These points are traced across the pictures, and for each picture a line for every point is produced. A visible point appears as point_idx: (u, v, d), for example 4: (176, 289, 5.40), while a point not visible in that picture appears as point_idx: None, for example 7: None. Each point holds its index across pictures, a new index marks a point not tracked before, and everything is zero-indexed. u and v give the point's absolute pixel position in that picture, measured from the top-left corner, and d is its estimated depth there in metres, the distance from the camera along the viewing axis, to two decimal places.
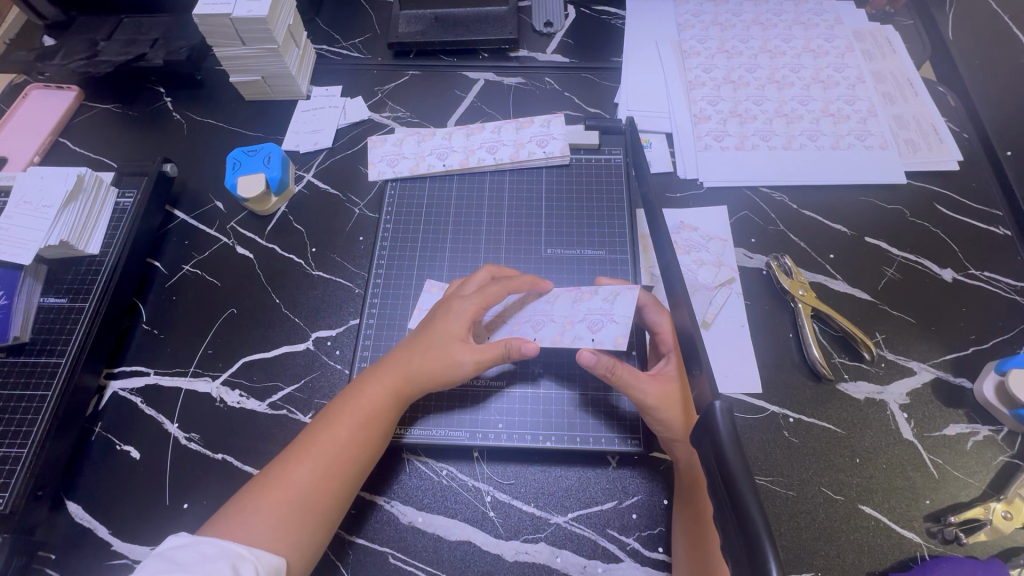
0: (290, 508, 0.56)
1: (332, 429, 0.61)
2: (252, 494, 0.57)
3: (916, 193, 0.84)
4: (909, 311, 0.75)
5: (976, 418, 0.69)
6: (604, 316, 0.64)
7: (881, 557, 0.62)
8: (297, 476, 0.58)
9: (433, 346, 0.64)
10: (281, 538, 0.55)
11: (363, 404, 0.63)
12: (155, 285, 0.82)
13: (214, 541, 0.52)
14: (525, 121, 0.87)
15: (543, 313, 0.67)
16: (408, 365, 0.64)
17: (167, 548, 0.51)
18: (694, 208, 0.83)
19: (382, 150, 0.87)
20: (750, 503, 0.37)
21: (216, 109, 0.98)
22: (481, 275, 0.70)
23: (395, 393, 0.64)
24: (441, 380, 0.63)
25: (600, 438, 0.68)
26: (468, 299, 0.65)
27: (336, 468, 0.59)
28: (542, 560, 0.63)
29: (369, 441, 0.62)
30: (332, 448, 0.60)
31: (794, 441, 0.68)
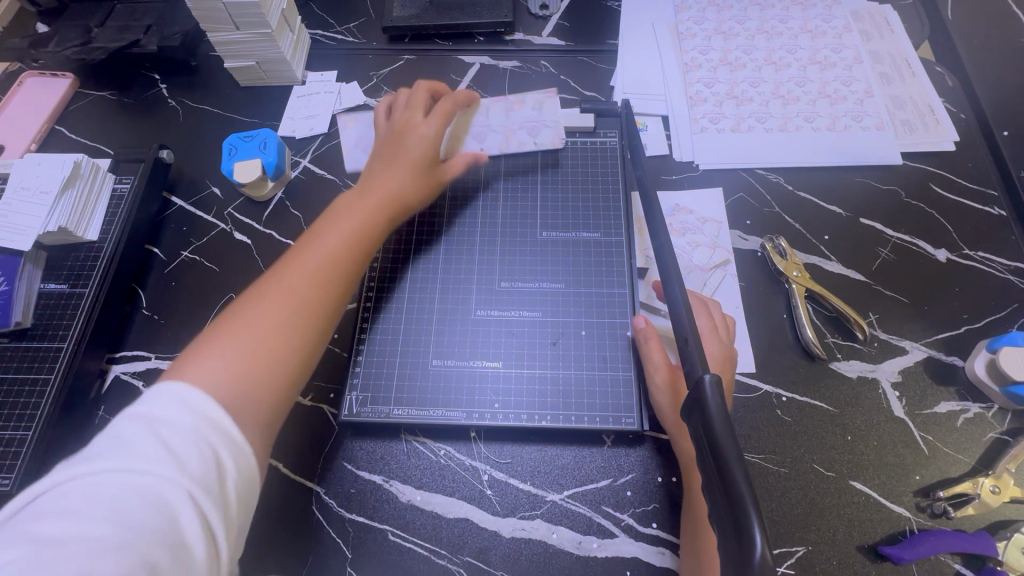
0: (282, 312, 0.56)
1: (318, 244, 0.63)
2: (237, 310, 0.56)
3: (912, 174, 0.84)
4: (903, 291, 0.76)
5: (967, 396, 0.69)
6: (537, 122, 0.83)
7: (871, 532, 0.63)
8: (295, 289, 0.58)
9: (417, 162, 0.72)
10: (285, 331, 0.56)
11: (349, 223, 0.65)
12: (155, 271, 0.83)
13: (206, 430, 0.46)
14: (514, 101, 0.84)
15: (481, 126, 0.82)
16: (394, 187, 0.70)
17: (157, 417, 0.45)
18: (690, 191, 0.83)
19: (354, 132, 0.86)
20: (737, 477, 0.38)
21: (211, 95, 0.98)
22: (420, 93, 0.76)
23: (381, 207, 0.68)
24: (426, 191, 0.73)
25: (595, 418, 0.67)
26: (432, 118, 0.73)
27: (326, 279, 0.60)
28: (538, 535, 0.64)
29: (354, 264, 0.64)
30: (321, 259, 0.61)
31: (787, 420, 0.69)
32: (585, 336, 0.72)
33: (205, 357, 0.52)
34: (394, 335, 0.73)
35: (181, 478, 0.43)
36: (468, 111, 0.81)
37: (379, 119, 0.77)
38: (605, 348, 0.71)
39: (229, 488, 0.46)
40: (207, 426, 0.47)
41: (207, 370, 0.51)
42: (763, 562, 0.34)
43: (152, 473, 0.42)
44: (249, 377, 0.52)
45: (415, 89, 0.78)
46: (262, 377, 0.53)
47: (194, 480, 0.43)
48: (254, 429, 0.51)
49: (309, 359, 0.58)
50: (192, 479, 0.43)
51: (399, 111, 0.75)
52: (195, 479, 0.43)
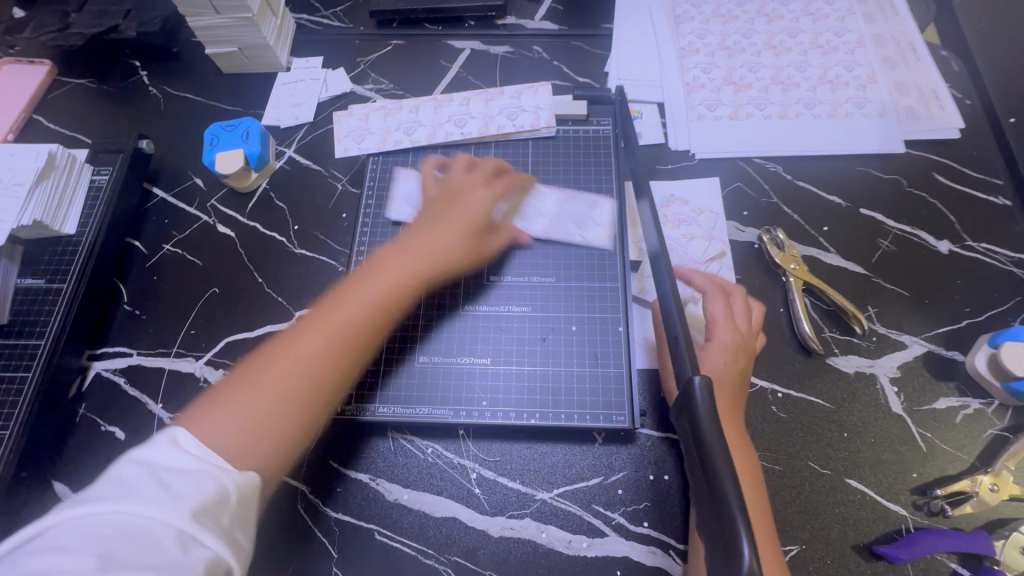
0: (281, 379, 0.54)
1: (346, 300, 0.61)
2: (257, 364, 0.56)
3: (915, 163, 0.81)
4: (903, 284, 0.74)
5: (966, 391, 0.68)
6: (515, 107, 0.82)
7: (866, 530, 0.62)
8: (304, 348, 0.56)
9: (465, 224, 0.69)
10: (288, 411, 0.54)
11: (378, 287, 0.62)
12: (136, 265, 0.81)
13: (211, 466, 0.45)
14: (495, 92, 0.83)
15: (462, 113, 0.82)
16: (432, 251, 0.66)
17: (155, 459, 0.43)
18: (685, 181, 0.81)
19: (347, 125, 0.85)
20: (726, 483, 0.37)
21: (193, 83, 0.95)
22: (486, 165, 0.75)
23: (412, 267, 0.65)
24: (467, 258, 0.69)
25: (585, 416, 0.66)
26: (493, 187, 0.73)
27: (344, 339, 0.58)
28: (527, 535, 0.63)
29: (373, 336, 0.60)
30: (346, 316, 0.59)
31: (782, 416, 0.67)
32: (576, 331, 0.70)
33: (215, 412, 0.51)
34: None
35: (185, 510, 0.41)
36: (526, 194, 0.77)
37: (430, 181, 0.77)
38: (597, 343, 0.69)
39: (235, 518, 0.44)
40: (211, 462, 0.45)
41: (213, 426, 0.50)
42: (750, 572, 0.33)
43: (154, 508, 0.40)
44: (252, 439, 0.51)
45: (477, 161, 0.77)
46: (265, 438, 0.52)
47: (198, 510, 0.41)
48: (246, 493, 0.50)
49: (315, 420, 0.56)
50: (197, 511, 0.41)
51: (456, 174, 0.74)
52: (199, 509, 0.41)
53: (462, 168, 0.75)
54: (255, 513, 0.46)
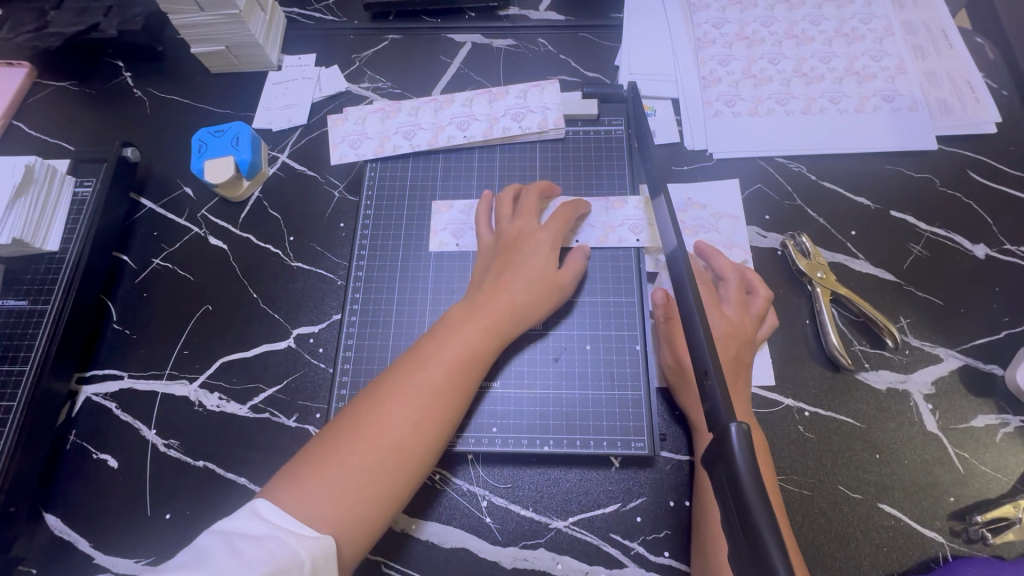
0: (370, 454, 0.52)
1: (431, 361, 0.57)
2: (343, 431, 0.53)
3: (948, 160, 0.76)
4: (937, 292, 0.69)
5: (1006, 408, 0.64)
6: (522, 108, 0.76)
7: (900, 558, 0.59)
8: (389, 418, 0.54)
9: (533, 273, 0.63)
10: (377, 489, 0.52)
11: (463, 347, 0.59)
12: (124, 281, 0.77)
13: (284, 534, 0.46)
14: (498, 92, 0.78)
15: (464, 115, 0.77)
16: (510, 301, 0.61)
17: (232, 529, 0.45)
18: (703, 183, 0.76)
19: (342, 129, 0.80)
20: (771, 545, 0.32)
21: (179, 84, 0.90)
22: (530, 197, 0.69)
23: (493, 324, 0.60)
24: (543, 305, 0.63)
25: (601, 441, 0.63)
26: (551, 223, 0.66)
27: (431, 406, 0.55)
28: (541, 566, 0.60)
29: (458, 400, 0.57)
30: (431, 381, 0.56)
31: (810, 437, 0.63)
32: (590, 350, 0.66)
33: (309, 484, 0.50)
34: (383, 351, 0.69)
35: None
36: (581, 221, 0.71)
37: (481, 228, 0.69)
38: (612, 362, 0.65)
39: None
40: (281, 530, 0.46)
41: (309, 498, 0.49)
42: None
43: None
44: (346, 515, 0.50)
45: (519, 192, 0.70)
46: (361, 511, 0.51)
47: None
48: (350, 563, 0.50)
49: (412, 485, 0.54)
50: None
51: (505, 220, 0.68)
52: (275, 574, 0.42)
53: (508, 209, 0.69)
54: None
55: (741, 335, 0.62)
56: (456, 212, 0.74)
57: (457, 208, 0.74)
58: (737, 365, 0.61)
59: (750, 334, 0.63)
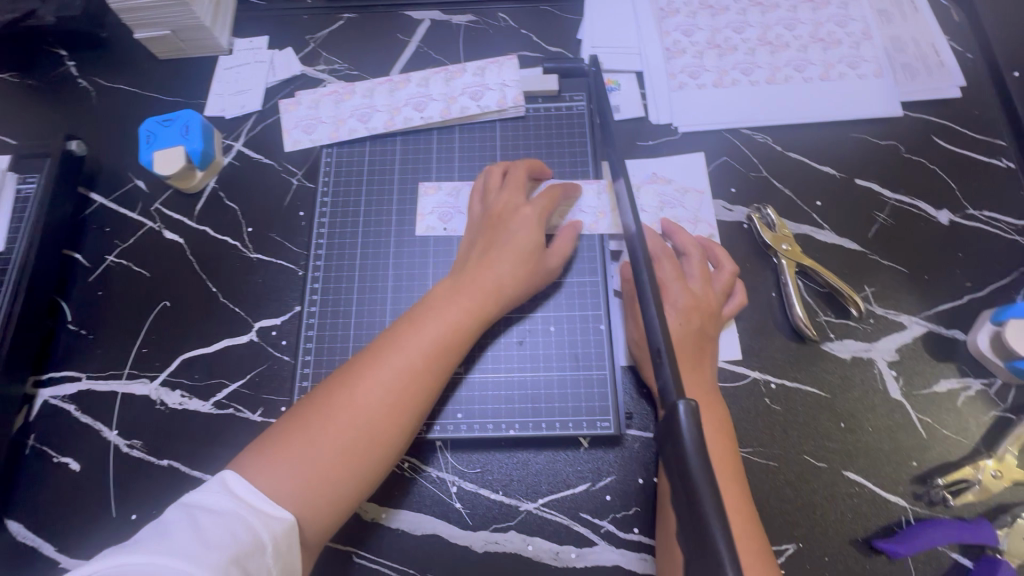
0: (341, 432, 0.51)
1: (408, 341, 0.55)
2: (314, 410, 0.52)
3: (912, 125, 0.75)
4: (901, 260, 0.69)
5: (968, 372, 0.64)
6: (480, 86, 0.74)
7: (865, 523, 0.59)
8: (362, 397, 0.52)
9: (520, 252, 0.60)
10: (346, 468, 0.50)
11: (444, 327, 0.56)
12: (78, 280, 0.74)
13: (246, 511, 0.46)
14: (456, 70, 0.75)
15: (421, 95, 0.75)
16: (495, 279, 0.59)
17: (199, 504, 0.45)
18: (667, 158, 0.75)
19: (295, 114, 0.77)
20: (715, 531, 0.32)
21: (125, 72, 0.86)
22: (518, 174, 0.66)
23: (476, 304, 0.58)
24: (526, 284, 0.61)
25: (567, 423, 0.62)
26: (537, 200, 0.63)
27: (406, 388, 0.53)
28: (512, 548, 0.60)
29: (434, 384, 0.55)
30: (406, 362, 0.54)
31: (776, 409, 0.64)
32: (554, 331, 0.65)
33: (274, 463, 0.49)
34: (345, 341, 0.68)
35: (219, 558, 0.42)
36: (570, 203, 0.68)
37: (474, 203, 0.67)
38: (577, 343, 0.65)
39: (268, 565, 0.44)
40: (247, 509, 0.46)
41: (275, 474, 0.48)
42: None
43: (191, 556, 0.41)
44: (312, 493, 0.49)
45: (509, 168, 0.68)
46: (327, 493, 0.50)
47: (233, 557, 0.42)
48: (314, 540, 0.49)
49: (382, 468, 0.53)
50: (233, 560, 0.42)
51: (494, 194, 0.65)
52: (234, 556, 0.42)
53: (497, 182, 0.66)
54: (296, 557, 0.47)
55: (705, 308, 0.62)
56: (444, 193, 0.72)
57: (445, 190, 0.72)
58: (702, 338, 0.61)
59: (714, 307, 0.63)
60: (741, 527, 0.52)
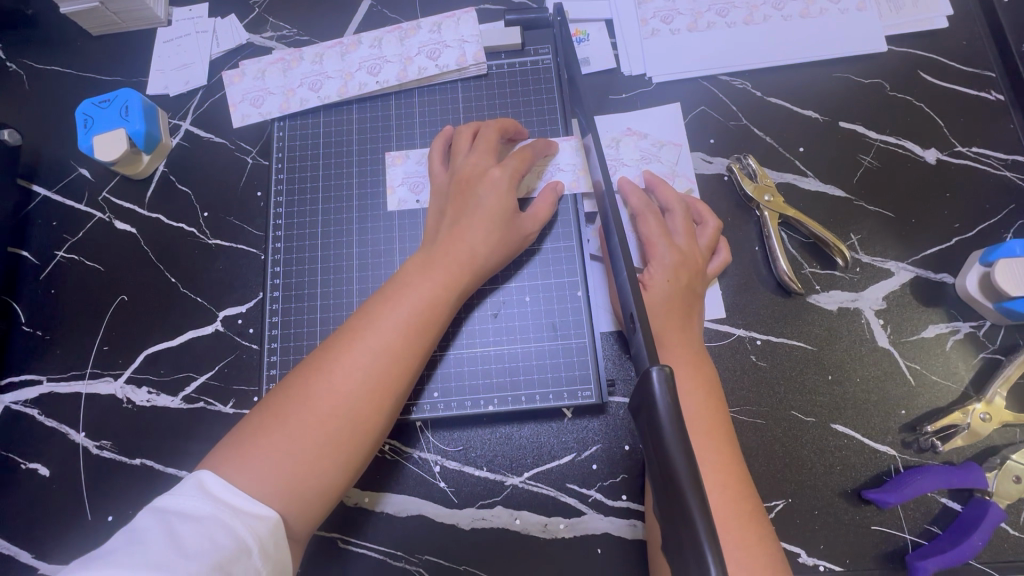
0: (320, 420, 0.48)
1: (383, 321, 0.52)
2: (290, 400, 0.49)
3: (898, 61, 0.71)
4: (887, 204, 0.67)
5: (957, 316, 0.63)
6: (437, 44, 0.69)
7: (855, 475, 0.59)
8: (338, 382, 0.49)
9: (494, 218, 0.57)
10: (329, 457, 0.48)
11: (419, 301, 0.53)
12: (28, 279, 0.70)
13: (226, 513, 0.43)
14: (410, 27, 0.70)
15: (375, 57, 0.70)
16: (469, 248, 0.56)
17: (174, 508, 0.42)
18: (642, 110, 0.71)
19: (241, 86, 0.72)
20: (691, 500, 0.32)
21: (51, 48, 0.78)
22: (489, 134, 0.61)
23: (453, 278, 0.55)
24: (503, 252, 0.58)
25: (547, 394, 0.60)
26: (508, 162, 0.59)
27: (386, 370, 0.51)
28: (500, 523, 0.59)
29: (414, 361, 0.52)
30: (383, 342, 0.51)
31: (762, 366, 0.62)
32: (530, 301, 0.63)
33: (251, 459, 0.46)
34: (312, 325, 0.65)
35: (200, 568, 0.39)
36: (547, 162, 0.64)
37: (435, 167, 0.63)
38: (554, 311, 0.62)
39: (256, 568, 0.42)
40: (227, 511, 0.43)
41: (254, 471, 0.46)
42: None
43: (169, 566, 0.38)
44: (296, 487, 0.46)
45: (479, 129, 0.62)
46: (311, 485, 0.47)
47: (217, 565, 0.40)
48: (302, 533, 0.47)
49: (368, 453, 0.51)
50: (216, 568, 0.40)
51: (461, 157, 0.61)
52: (218, 564, 0.40)
53: (465, 144, 0.61)
54: (285, 554, 0.45)
55: (692, 265, 0.59)
56: (413, 162, 0.68)
57: (413, 158, 0.68)
58: (690, 295, 0.58)
59: (700, 264, 0.60)
60: (716, 482, 0.49)
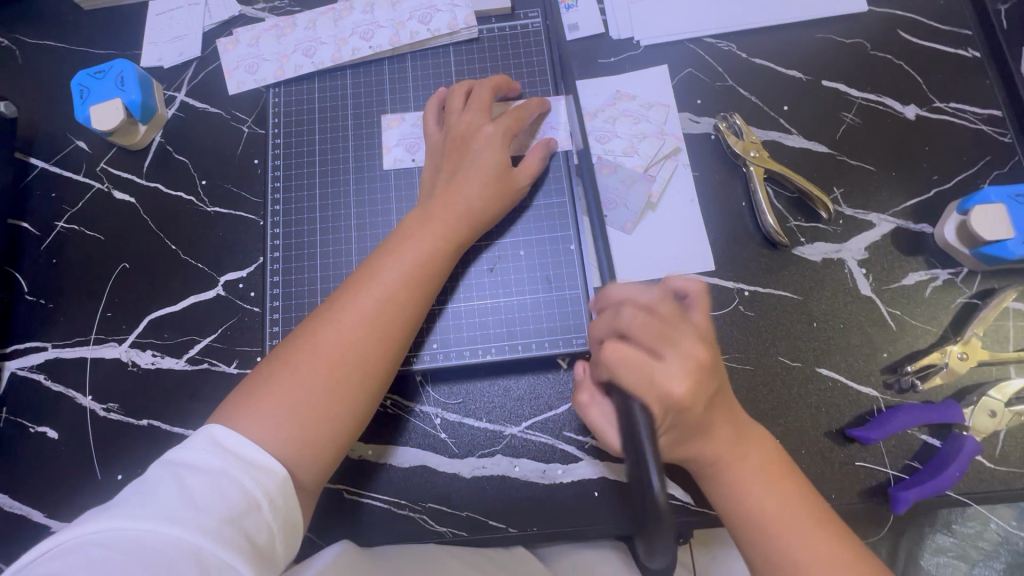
0: (327, 367, 0.50)
1: (386, 272, 0.54)
2: (299, 350, 0.51)
3: (878, 21, 0.73)
4: (869, 158, 0.69)
5: (935, 263, 0.65)
6: (429, 8, 0.70)
7: (838, 416, 0.61)
8: (342, 332, 0.51)
9: (486, 173, 0.59)
10: (338, 402, 0.50)
11: (417, 255, 0.55)
12: (29, 249, 0.71)
13: (235, 469, 0.43)
14: None
15: (367, 23, 0.71)
16: (463, 203, 0.58)
17: (184, 463, 0.43)
18: (631, 73, 0.72)
19: (237, 55, 0.73)
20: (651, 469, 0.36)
21: (41, 21, 0.78)
22: (482, 93, 0.63)
23: (449, 230, 0.57)
24: (499, 205, 0.60)
25: (543, 344, 0.62)
26: (503, 120, 0.61)
27: (389, 318, 0.53)
28: (500, 471, 0.62)
29: (415, 311, 0.55)
30: (386, 292, 0.53)
31: (751, 315, 0.64)
32: (525, 256, 0.65)
33: (265, 404, 0.48)
34: (312, 286, 0.66)
35: (212, 520, 0.40)
36: (540, 121, 0.67)
37: (430, 128, 0.64)
38: (548, 266, 0.64)
39: (267, 521, 0.43)
40: (236, 465, 0.44)
41: (266, 416, 0.48)
42: (657, 502, 0.35)
43: (181, 519, 0.39)
44: (308, 430, 0.48)
45: (471, 88, 0.64)
46: (322, 429, 0.49)
47: (228, 518, 0.41)
48: (315, 475, 0.49)
49: (375, 400, 0.53)
50: (228, 520, 0.41)
51: (455, 116, 0.62)
52: (229, 516, 0.41)
53: (459, 103, 0.62)
54: (295, 510, 0.46)
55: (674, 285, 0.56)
56: (408, 125, 0.69)
57: (408, 121, 0.69)
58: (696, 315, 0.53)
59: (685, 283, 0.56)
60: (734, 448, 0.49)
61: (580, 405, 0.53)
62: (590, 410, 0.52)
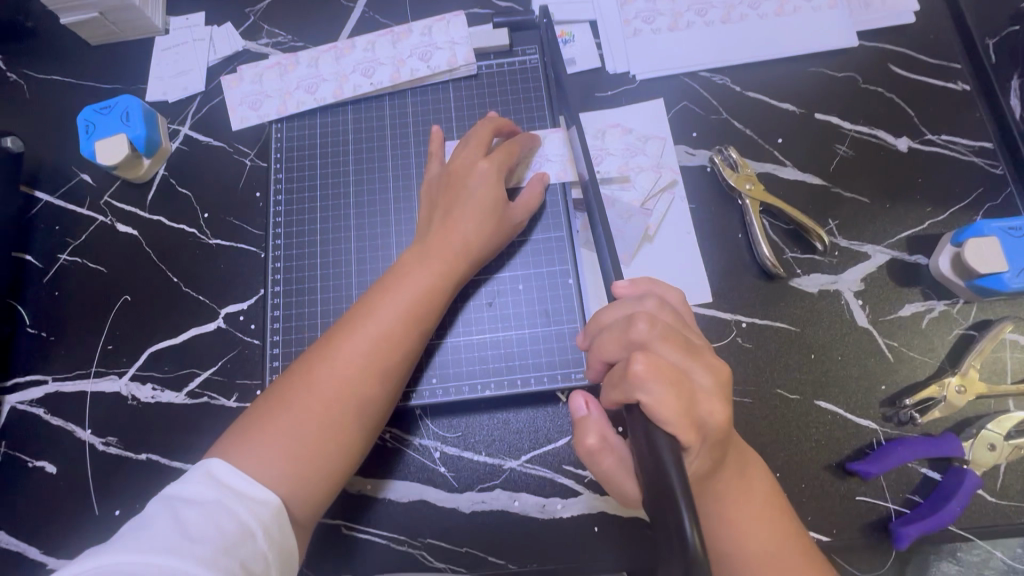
0: (322, 403, 0.50)
1: (382, 309, 0.54)
2: (294, 387, 0.51)
3: (869, 56, 0.75)
4: (863, 190, 0.70)
5: (931, 294, 0.65)
6: (429, 46, 0.72)
7: (837, 450, 0.61)
8: (339, 368, 0.52)
9: (482, 208, 0.60)
10: (331, 439, 0.50)
11: (413, 291, 0.56)
12: (32, 282, 0.72)
13: (230, 500, 0.44)
14: (401, 30, 0.72)
15: (369, 60, 0.72)
16: (460, 239, 0.59)
17: (182, 497, 0.43)
18: (627, 107, 0.74)
19: (240, 90, 0.74)
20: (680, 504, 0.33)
21: (49, 58, 0.79)
22: (482, 130, 0.63)
23: (446, 266, 0.58)
24: (496, 238, 0.61)
25: (542, 377, 0.63)
26: (495, 155, 0.61)
27: (383, 356, 0.53)
28: (500, 506, 0.61)
29: (412, 345, 0.55)
30: (381, 329, 0.53)
31: (748, 347, 0.64)
32: (523, 289, 0.65)
33: (257, 444, 0.48)
34: (313, 319, 0.67)
35: (207, 550, 0.40)
36: (531, 155, 0.67)
37: (432, 162, 0.65)
38: (547, 299, 0.65)
39: (262, 553, 0.43)
40: (232, 497, 0.44)
41: (261, 452, 0.47)
42: (695, 553, 0.31)
43: (179, 550, 0.39)
44: (301, 467, 0.48)
45: (472, 128, 0.64)
46: (315, 465, 0.49)
47: (224, 548, 0.41)
48: (306, 512, 0.49)
49: (370, 435, 0.53)
50: (224, 550, 0.41)
51: (454, 152, 0.63)
52: (224, 546, 0.41)
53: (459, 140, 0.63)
54: (290, 543, 0.45)
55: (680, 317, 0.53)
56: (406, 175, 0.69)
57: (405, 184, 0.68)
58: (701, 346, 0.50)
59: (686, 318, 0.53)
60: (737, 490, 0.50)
61: (586, 451, 0.48)
62: (598, 457, 0.48)
